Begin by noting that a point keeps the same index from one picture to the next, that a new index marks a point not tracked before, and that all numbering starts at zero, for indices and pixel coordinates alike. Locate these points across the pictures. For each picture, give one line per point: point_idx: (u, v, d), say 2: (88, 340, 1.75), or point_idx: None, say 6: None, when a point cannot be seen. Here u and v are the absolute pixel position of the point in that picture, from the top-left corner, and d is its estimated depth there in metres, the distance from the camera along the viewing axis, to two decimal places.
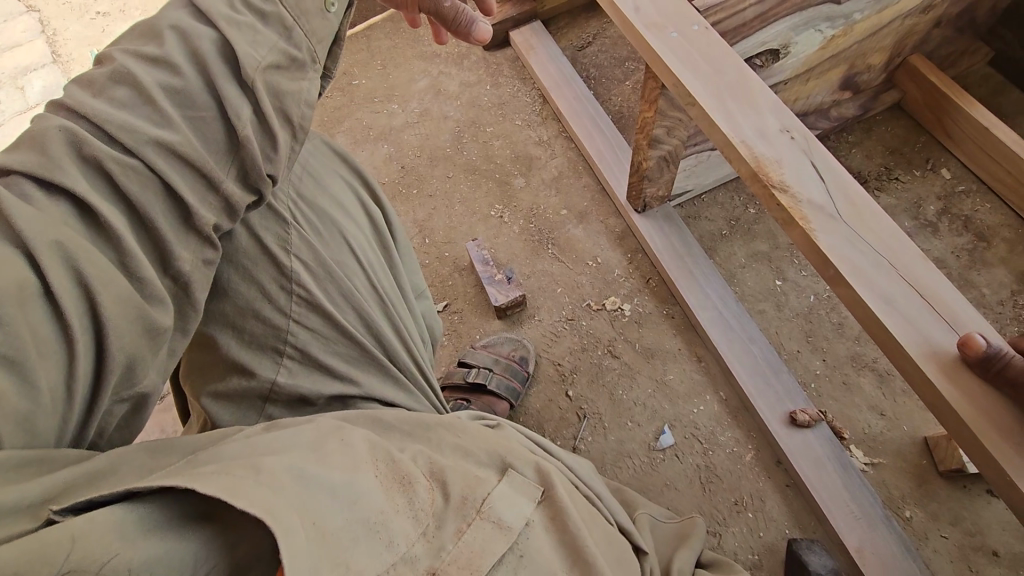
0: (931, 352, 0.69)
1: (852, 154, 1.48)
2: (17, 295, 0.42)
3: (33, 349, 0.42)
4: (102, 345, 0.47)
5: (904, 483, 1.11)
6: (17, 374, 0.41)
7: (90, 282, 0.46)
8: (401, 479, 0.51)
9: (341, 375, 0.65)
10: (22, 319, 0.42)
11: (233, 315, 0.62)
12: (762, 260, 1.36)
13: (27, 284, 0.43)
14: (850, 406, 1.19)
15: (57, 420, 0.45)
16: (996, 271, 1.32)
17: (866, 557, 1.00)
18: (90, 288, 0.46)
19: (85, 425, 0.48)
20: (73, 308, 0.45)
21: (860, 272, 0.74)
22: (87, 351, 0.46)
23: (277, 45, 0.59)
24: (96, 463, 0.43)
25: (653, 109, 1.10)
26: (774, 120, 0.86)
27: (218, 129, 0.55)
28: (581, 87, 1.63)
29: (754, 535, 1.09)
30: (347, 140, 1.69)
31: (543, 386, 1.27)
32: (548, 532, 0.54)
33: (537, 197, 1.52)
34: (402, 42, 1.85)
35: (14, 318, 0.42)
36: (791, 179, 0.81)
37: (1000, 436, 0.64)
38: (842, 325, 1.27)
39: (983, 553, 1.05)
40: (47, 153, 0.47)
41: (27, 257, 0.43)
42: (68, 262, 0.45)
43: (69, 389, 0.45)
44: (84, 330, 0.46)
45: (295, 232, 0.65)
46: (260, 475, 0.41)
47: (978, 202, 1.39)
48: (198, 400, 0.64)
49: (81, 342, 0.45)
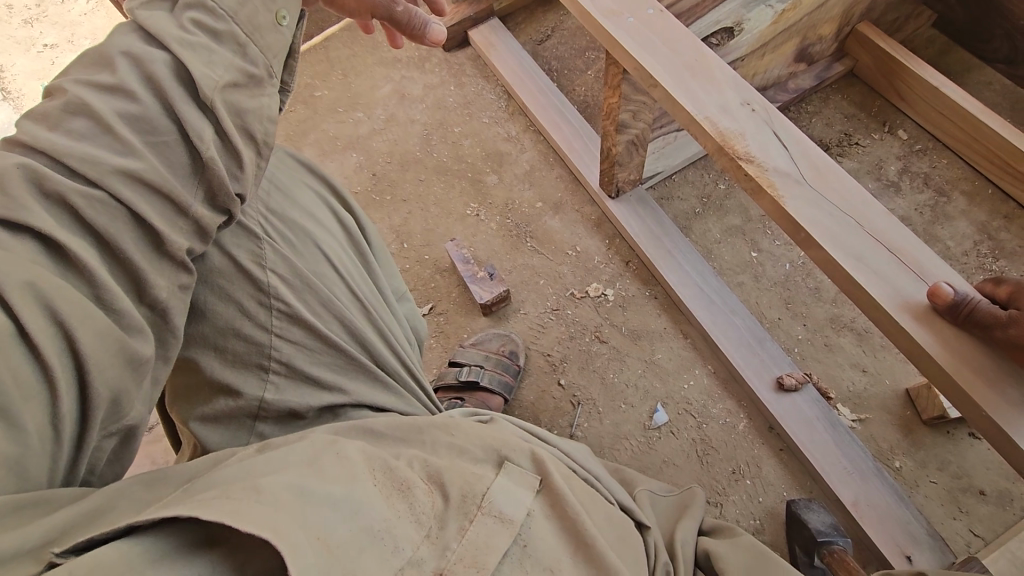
0: (901, 305, 0.71)
1: (812, 123, 1.52)
2: None
3: (15, 390, 0.42)
4: (84, 381, 0.46)
5: (891, 434, 1.14)
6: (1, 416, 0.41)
7: (67, 318, 0.45)
8: (399, 485, 0.51)
9: (329, 386, 0.66)
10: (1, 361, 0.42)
11: (214, 336, 0.63)
12: (736, 234, 1.39)
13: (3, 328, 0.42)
14: (833, 366, 1.22)
15: (47, 460, 0.45)
16: (959, 223, 1.37)
17: (862, 510, 1.04)
18: (68, 324, 0.45)
19: (76, 463, 0.48)
20: (51, 346, 0.44)
21: (828, 232, 0.76)
22: (71, 388, 0.46)
23: (233, 63, 0.59)
24: (94, 500, 0.43)
25: (617, 94, 1.11)
26: (734, 94, 0.88)
27: (182, 152, 0.55)
28: (544, 80, 1.64)
29: (753, 501, 1.12)
30: (314, 153, 1.67)
31: (535, 378, 1.28)
32: (549, 518, 0.55)
33: (511, 192, 1.53)
34: (361, 50, 1.84)
35: None
36: (755, 149, 0.83)
37: (977, 379, 0.67)
38: (819, 289, 1.30)
39: (971, 494, 1.09)
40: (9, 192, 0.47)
41: None
42: (41, 300, 0.45)
43: (56, 428, 0.45)
44: (66, 367, 0.45)
45: (268, 246, 0.65)
46: (259, 494, 0.41)
47: (936, 158, 1.43)
48: (187, 425, 0.65)
49: (64, 380, 0.45)
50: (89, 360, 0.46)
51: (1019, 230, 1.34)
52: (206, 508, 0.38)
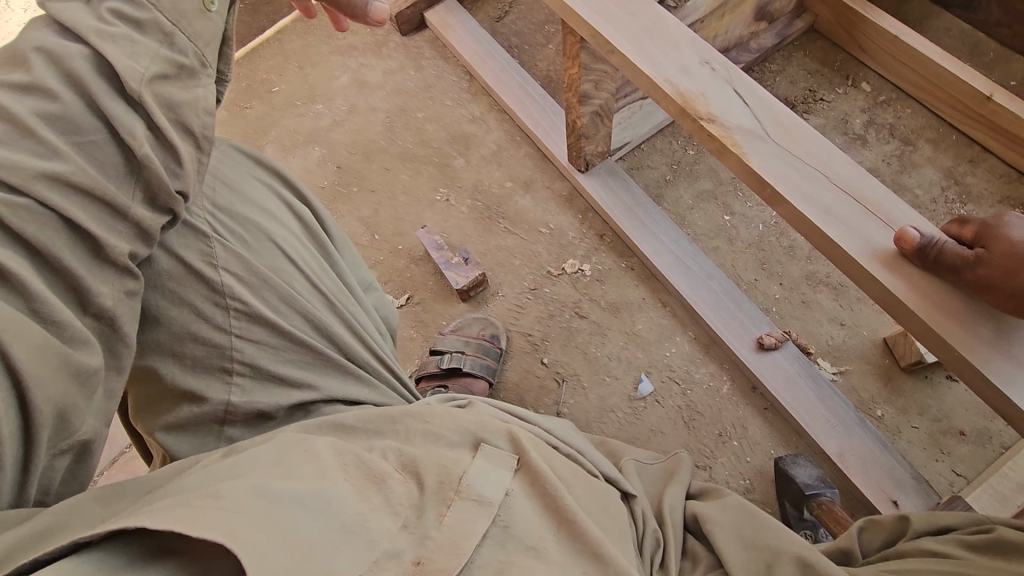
0: (869, 253, 0.71)
1: (776, 82, 1.51)
2: None
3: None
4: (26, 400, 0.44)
5: (871, 384, 1.16)
6: None
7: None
8: (372, 477, 0.50)
9: (297, 383, 0.65)
10: None
11: (170, 343, 0.60)
12: (708, 198, 1.38)
13: None
14: (812, 322, 1.23)
15: None
16: (925, 171, 1.37)
17: (847, 460, 1.05)
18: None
19: (24, 486, 0.45)
20: None
21: (794, 186, 0.75)
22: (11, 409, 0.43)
23: (160, 53, 0.56)
24: (44, 519, 0.41)
25: (577, 64, 1.09)
26: (693, 54, 0.87)
27: (113, 151, 0.52)
28: (504, 57, 1.61)
29: (742, 461, 1.13)
30: (276, 149, 1.63)
31: (518, 359, 1.28)
32: (530, 497, 0.55)
33: (480, 174, 1.51)
34: (315, 40, 1.78)
35: None
36: (717, 109, 0.82)
37: (950, 320, 0.67)
38: (793, 248, 1.30)
39: (952, 435, 1.11)
40: None
41: None
42: None
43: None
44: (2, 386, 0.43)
45: (218, 244, 0.63)
46: (218, 500, 0.39)
47: (899, 108, 1.44)
48: (153, 436, 0.63)
49: (2, 400, 0.42)
50: (29, 377, 0.44)
51: (984, 172, 1.35)
52: (159, 517, 0.36)
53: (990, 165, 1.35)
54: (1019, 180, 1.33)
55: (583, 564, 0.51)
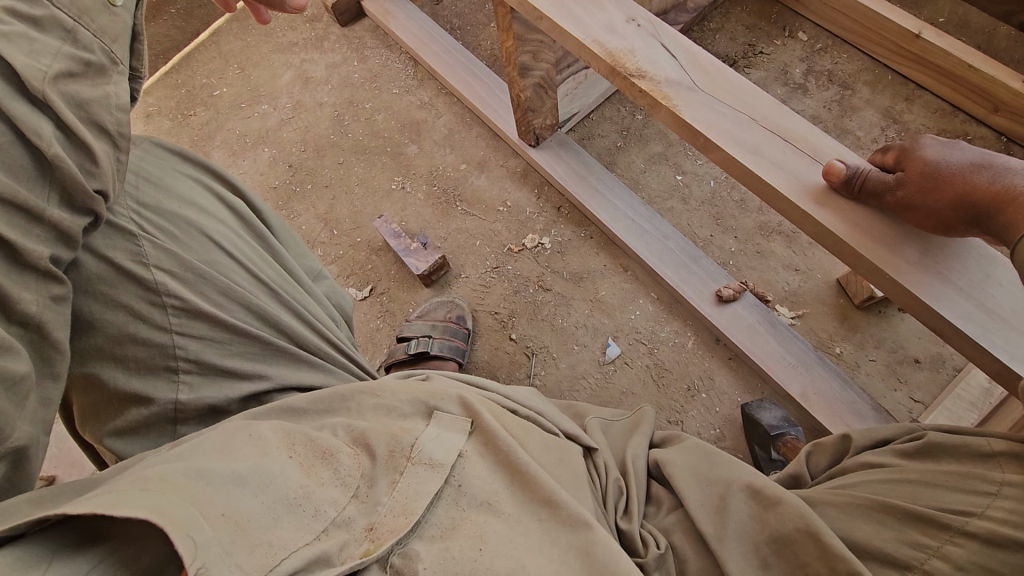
0: (801, 190, 0.73)
1: (717, 40, 1.52)
2: None
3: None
4: None
5: (829, 324, 1.19)
6: None
7: None
8: (321, 453, 0.51)
9: (247, 374, 0.67)
10: None
11: (109, 346, 0.61)
12: (659, 161, 1.39)
13: None
14: (768, 271, 1.26)
15: None
16: (865, 113, 1.41)
17: (810, 399, 1.08)
18: None
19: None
20: None
21: (725, 132, 0.77)
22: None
23: (63, 51, 0.55)
24: None
25: (511, 36, 1.09)
26: (619, 13, 0.87)
27: (22, 154, 0.51)
28: (446, 39, 1.59)
29: (711, 412, 1.16)
30: (224, 155, 1.60)
31: (486, 337, 1.28)
32: (484, 456, 0.56)
33: (433, 158, 1.50)
34: (253, 40, 1.74)
35: None
36: (646, 64, 0.82)
37: (880, 246, 0.69)
38: (744, 200, 1.32)
39: (908, 364, 1.15)
40: None
41: None
42: None
43: None
44: None
45: (147, 242, 0.64)
46: (149, 483, 0.40)
47: (836, 54, 1.46)
48: (103, 443, 0.64)
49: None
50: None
51: (921, 109, 1.38)
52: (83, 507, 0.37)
53: (926, 101, 1.39)
54: (954, 113, 1.37)
55: (537, 514, 0.53)
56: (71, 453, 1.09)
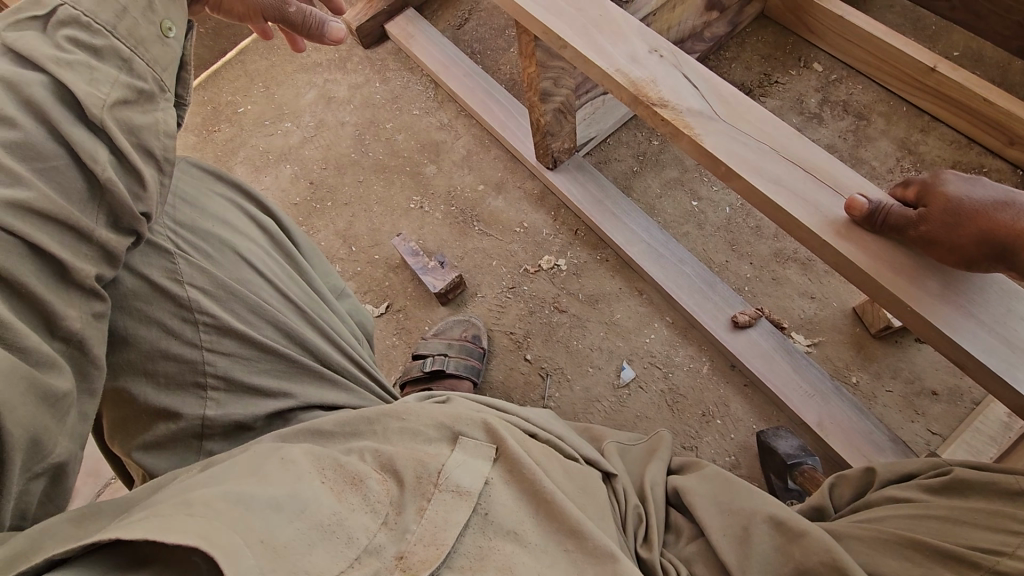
0: (823, 222, 0.73)
1: (732, 69, 1.55)
2: None
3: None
4: None
5: (845, 353, 1.19)
6: None
7: None
8: (351, 478, 0.52)
9: (272, 391, 0.69)
10: None
11: (142, 361, 0.64)
12: (675, 186, 1.41)
13: None
14: (783, 298, 1.26)
15: None
16: (880, 144, 1.42)
17: (827, 428, 1.08)
18: None
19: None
20: None
21: (746, 162, 0.78)
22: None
23: (119, 79, 0.59)
24: (19, 542, 0.42)
25: (534, 62, 1.11)
26: (642, 43, 0.90)
27: (75, 175, 0.55)
28: (467, 63, 1.63)
29: (726, 439, 1.16)
30: (247, 170, 1.63)
31: (501, 358, 1.29)
32: (508, 484, 0.56)
33: (452, 179, 1.52)
34: (279, 60, 1.79)
35: None
36: (668, 94, 0.84)
37: (904, 279, 0.69)
38: (760, 227, 1.33)
39: (925, 396, 1.14)
40: None
41: None
42: None
43: None
44: None
45: (181, 260, 0.67)
46: (191, 507, 0.42)
47: (851, 85, 1.48)
48: (130, 456, 0.67)
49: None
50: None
51: (936, 140, 1.40)
52: (132, 529, 0.39)
53: (941, 133, 1.40)
54: (969, 146, 1.38)
55: (563, 544, 0.54)
56: (91, 462, 1.11)
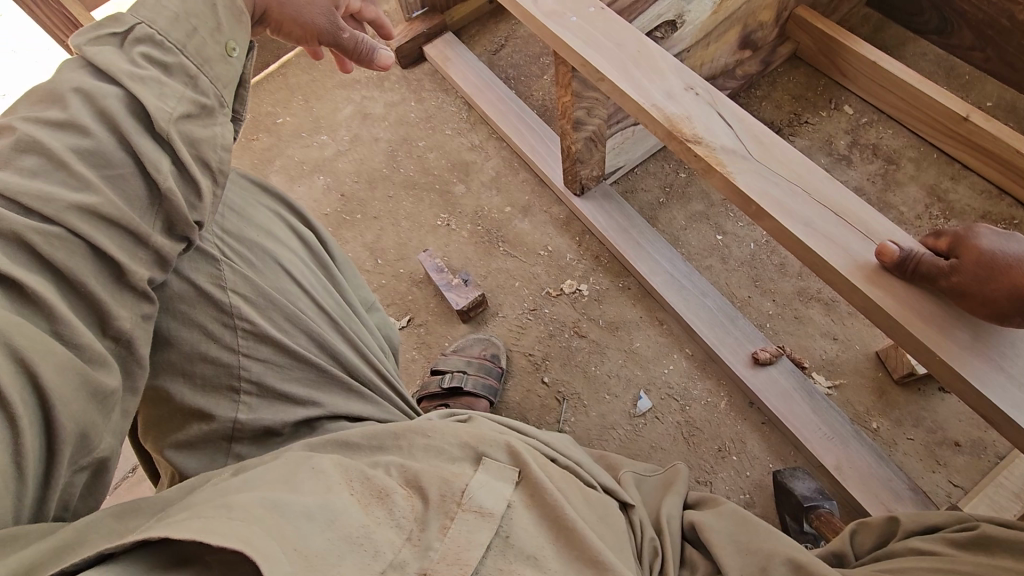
0: (853, 267, 0.74)
1: (763, 107, 1.57)
2: None
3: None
4: (50, 418, 0.48)
5: (866, 397, 1.18)
6: None
7: (27, 356, 0.46)
8: (378, 492, 0.53)
9: (302, 399, 0.72)
10: None
11: (181, 363, 0.67)
12: (701, 219, 1.42)
13: None
14: (805, 337, 1.25)
15: (12, 501, 0.45)
16: (909, 189, 1.42)
17: (845, 472, 1.07)
18: (27, 361, 0.46)
19: (45, 499, 0.49)
20: (14, 384, 0.45)
21: (777, 202, 0.79)
22: (33, 423, 0.47)
23: (185, 95, 0.63)
24: (65, 534, 0.44)
25: (569, 92, 1.14)
26: (679, 81, 0.92)
27: (138, 182, 0.58)
28: (501, 87, 1.67)
29: (742, 476, 1.15)
30: (282, 179, 1.68)
31: (519, 379, 1.30)
32: (529, 508, 0.57)
33: (479, 199, 1.56)
34: (319, 75, 1.85)
35: None
36: (702, 131, 0.86)
37: (934, 329, 0.70)
38: (784, 265, 1.33)
39: (947, 446, 1.13)
40: None
41: None
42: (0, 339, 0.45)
43: (20, 468, 0.46)
44: (28, 406, 0.46)
45: (226, 267, 0.70)
46: (230, 510, 0.44)
47: (881, 129, 1.49)
48: (162, 454, 0.69)
49: (26, 417, 0.46)
50: (52, 396, 0.48)
51: (966, 189, 1.40)
52: (177, 529, 0.40)
53: (972, 182, 1.40)
54: (1000, 196, 1.38)
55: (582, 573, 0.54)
56: None
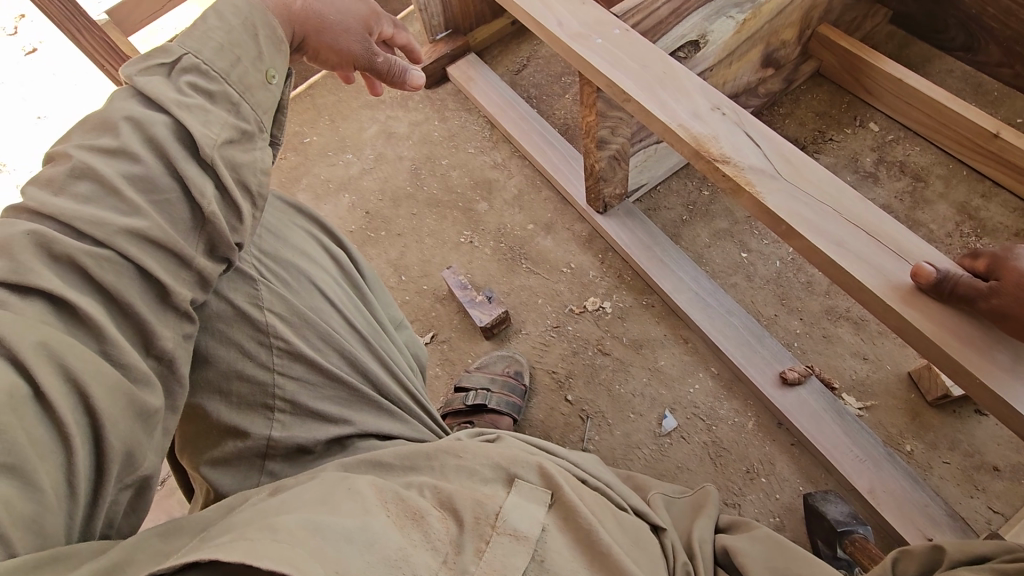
0: (888, 288, 0.73)
1: (786, 125, 1.57)
2: (9, 402, 0.44)
3: (31, 448, 0.44)
4: (99, 437, 0.49)
5: (899, 419, 1.15)
6: (20, 478, 0.43)
7: (79, 376, 0.48)
8: (412, 513, 0.53)
9: (334, 417, 0.73)
10: (18, 426, 0.44)
11: (218, 381, 0.68)
12: (725, 237, 1.42)
13: (18, 390, 0.45)
14: (834, 357, 1.23)
15: (64, 519, 0.46)
16: (939, 207, 1.40)
17: (879, 497, 1.04)
18: (80, 381, 0.48)
19: (92, 517, 0.50)
20: (66, 403, 0.47)
21: (808, 222, 0.79)
22: (83, 442, 0.48)
23: (227, 121, 0.65)
24: (114, 554, 0.46)
25: (594, 112, 1.16)
26: (706, 101, 0.93)
27: (183, 207, 0.60)
28: (524, 107, 1.69)
29: (771, 499, 1.13)
30: (309, 197, 1.72)
31: (543, 396, 1.30)
32: (563, 531, 0.57)
33: (502, 217, 1.57)
34: (346, 95, 1.90)
35: (10, 425, 0.43)
36: (730, 150, 0.87)
37: (975, 352, 0.68)
38: (810, 283, 1.32)
39: (986, 471, 1.09)
40: (15, 256, 0.50)
41: (16, 364, 0.45)
42: (55, 360, 0.47)
43: (71, 487, 0.47)
44: (79, 425, 0.48)
45: (263, 287, 0.71)
46: (273, 532, 0.44)
47: (909, 146, 1.48)
48: (198, 470, 0.70)
49: (77, 436, 0.47)
50: (102, 415, 0.49)
51: (998, 207, 1.37)
52: (223, 550, 0.41)
53: (1004, 199, 1.38)
54: None
55: None
56: None
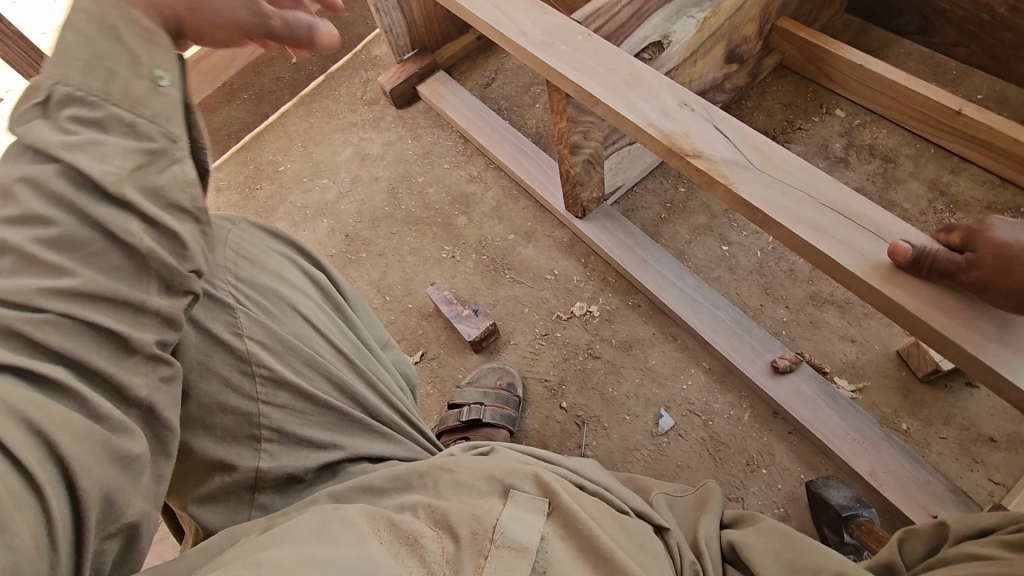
0: (868, 268, 0.73)
1: (755, 117, 1.59)
2: None
3: (6, 499, 0.42)
4: (74, 488, 0.47)
5: (892, 398, 1.16)
6: None
7: (44, 428, 0.46)
8: (407, 537, 0.52)
9: (323, 443, 0.71)
10: None
11: (201, 415, 0.66)
12: (705, 231, 1.42)
13: None
14: (823, 341, 1.24)
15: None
16: (910, 186, 1.42)
17: (880, 478, 1.03)
18: (46, 433, 0.46)
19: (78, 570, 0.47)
20: (33, 457, 0.45)
21: (783, 209, 0.79)
22: (58, 494, 0.46)
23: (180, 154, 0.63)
24: None
25: (564, 118, 1.16)
26: (673, 98, 0.93)
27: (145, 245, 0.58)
28: (495, 119, 1.70)
29: (774, 489, 1.12)
30: (286, 225, 1.70)
31: (537, 405, 1.28)
32: (563, 540, 0.56)
33: (482, 229, 1.57)
34: (317, 121, 1.89)
35: None
36: (701, 145, 0.87)
37: (958, 323, 0.68)
38: (793, 270, 1.32)
39: (982, 442, 1.09)
40: None
41: None
42: (17, 414, 0.45)
43: (48, 545, 0.44)
44: (51, 477, 0.45)
45: (242, 314, 0.69)
46: (262, 567, 0.42)
47: (876, 129, 1.50)
48: (185, 509, 0.68)
49: (49, 487, 0.45)
50: (74, 464, 0.47)
51: (968, 181, 1.40)
52: None
53: (972, 173, 1.40)
54: (1003, 186, 1.37)
55: None
56: None
